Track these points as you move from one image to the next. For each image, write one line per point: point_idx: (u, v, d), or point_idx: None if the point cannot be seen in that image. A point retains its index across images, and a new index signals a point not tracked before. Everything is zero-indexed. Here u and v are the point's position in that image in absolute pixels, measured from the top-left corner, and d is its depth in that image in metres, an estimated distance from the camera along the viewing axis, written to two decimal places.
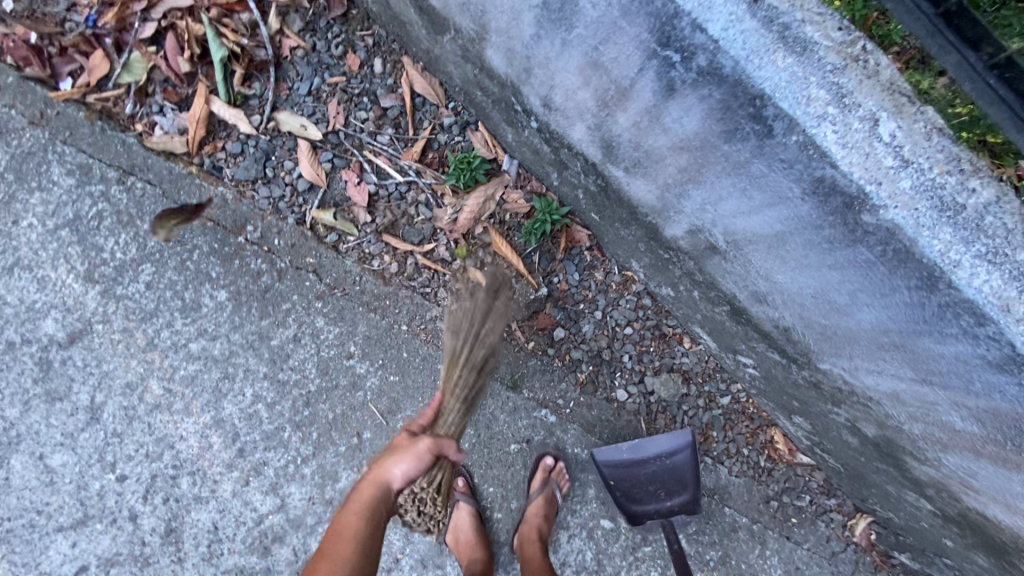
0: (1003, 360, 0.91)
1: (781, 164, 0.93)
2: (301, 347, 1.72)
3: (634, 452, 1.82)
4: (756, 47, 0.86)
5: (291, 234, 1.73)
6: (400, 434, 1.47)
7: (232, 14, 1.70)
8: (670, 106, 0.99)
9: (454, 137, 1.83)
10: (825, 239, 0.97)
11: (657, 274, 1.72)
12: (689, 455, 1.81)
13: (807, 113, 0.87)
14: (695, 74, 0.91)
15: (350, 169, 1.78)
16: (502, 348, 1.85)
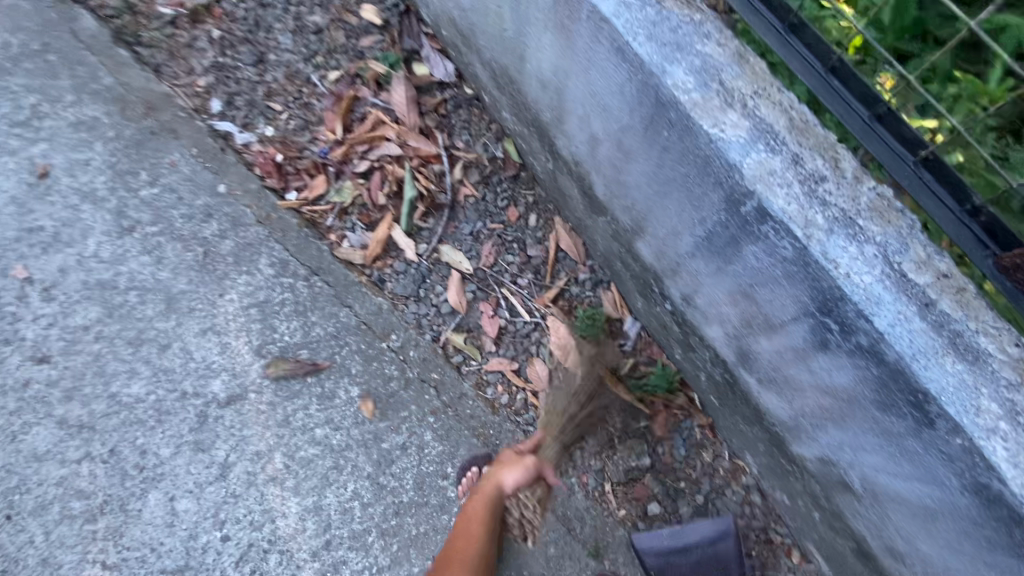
0: None
1: (939, 453, 1.00)
2: (406, 456, 1.83)
3: (676, 540, 1.75)
4: (924, 348, 0.99)
5: (425, 350, 1.92)
6: (510, 450, 1.74)
7: (427, 165, 2.11)
8: (821, 356, 1.12)
9: (585, 291, 1.98)
10: (983, 536, 0.99)
11: (773, 476, 1.63)
12: (733, 544, 1.75)
13: (975, 424, 0.95)
14: (853, 347, 1.05)
15: (488, 302, 1.98)
16: (591, 508, 1.83)
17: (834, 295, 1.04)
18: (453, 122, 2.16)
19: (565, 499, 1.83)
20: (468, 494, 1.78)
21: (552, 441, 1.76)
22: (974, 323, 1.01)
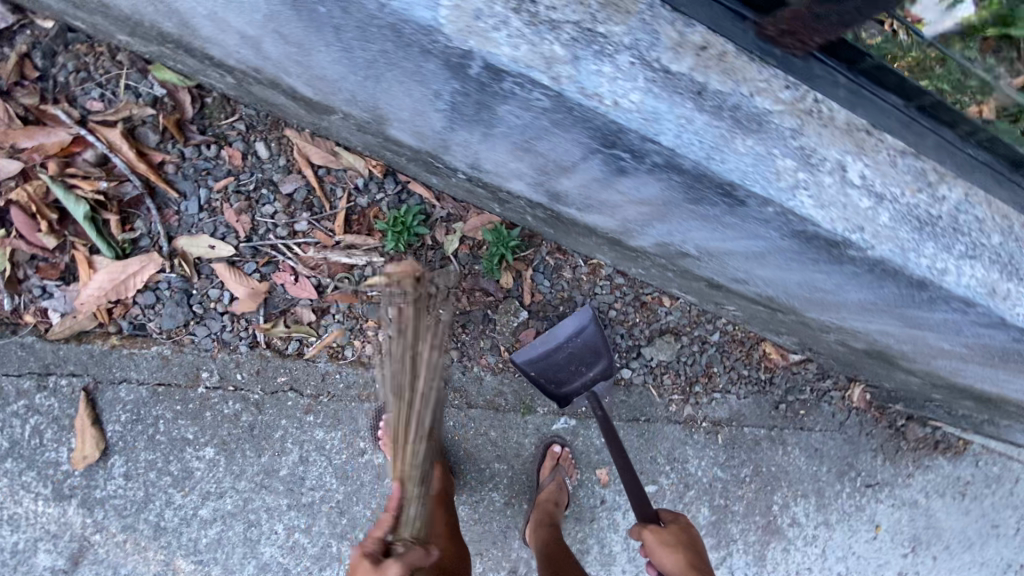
0: (991, 321, 0.97)
1: (757, 219, 0.93)
2: (312, 465, 1.66)
3: (546, 342, 1.78)
4: (710, 144, 0.86)
5: (91, 304, 1.50)
6: (360, 561, 1.13)
7: (74, 159, 1.49)
8: (624, 178, 0.97)
9: (374, 196, 1.67)
10: (810, 260, 0.98)
11: (625, 262, 1.72)
12: (596, 327, 1.79)
13: (782, 193, 0.88)
14: (651, 168, 0.90)
15: (282, 270, 1.63)
16: (503, 379, 1.85)
17: (610, 131, 0.85)
18: (63, 79, 1.50)
19: (478, 387, 1.83)
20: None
21: (412, 502, 1.33)
22: (746, 86, 0.89)
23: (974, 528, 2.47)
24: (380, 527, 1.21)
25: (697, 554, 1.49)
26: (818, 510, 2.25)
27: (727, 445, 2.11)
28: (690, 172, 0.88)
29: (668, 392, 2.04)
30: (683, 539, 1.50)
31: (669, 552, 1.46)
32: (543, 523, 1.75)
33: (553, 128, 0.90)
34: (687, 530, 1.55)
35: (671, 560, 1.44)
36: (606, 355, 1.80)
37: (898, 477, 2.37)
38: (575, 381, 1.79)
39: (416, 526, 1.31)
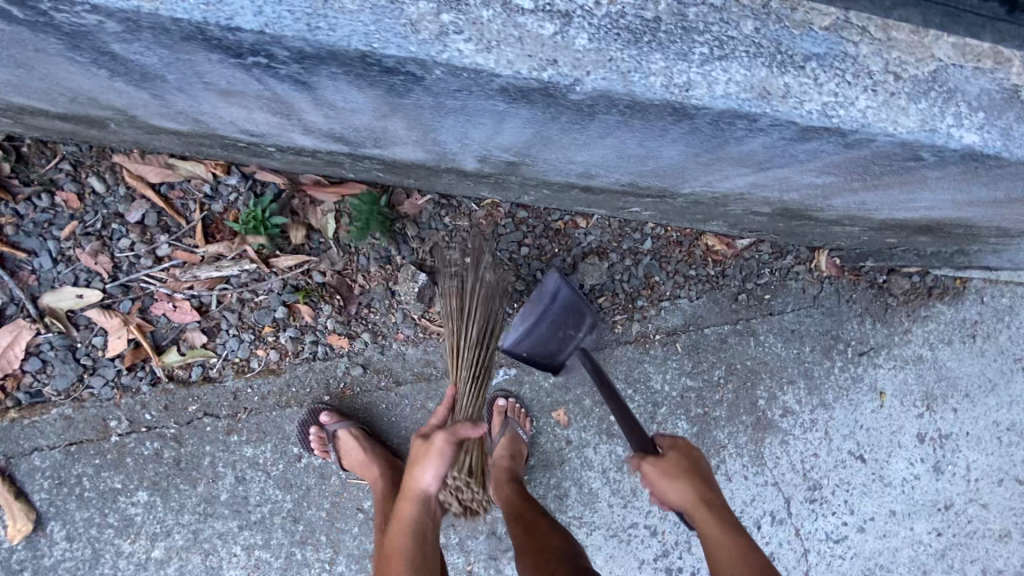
0: (799, 132, 0.83)
1: (458, 92, 0.81)
2: (251, 483, 1.62)
3: (525, 319, 1.61)
4: (306, 7, 0.72)
5: None
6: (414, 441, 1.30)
7: None
8: (325, 92, 0.86)
9: (227, 198, 1.59)
10: (567, 123, 0.86)
11: (505, 193, 1.59)
12: (569, 287, 1.61)
13: (423, 45, 0.74)
14: (297, 62, 0.76)
15: (159, 300, 1.58)
16: (428, 347, 1.74)
17: (256, 41, 0.73)
18: None
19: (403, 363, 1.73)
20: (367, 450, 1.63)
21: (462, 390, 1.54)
22: None
23: (993, 368, 2.29)
24: (436, 416, 1.35)
25: (710, 490, 1.34)
26: (811, 393, 2.11)
27: (690, 351, 1.98)
28: (320, 57, 0.75)
29: (611, 314, 1.91)
30: (688, 467, 1.33)
31: (672, 485, 1.31)
32: (503, 481, 1.68)
33: (225, 62, 0.79)
34: (693, 454, 1.38)
35: (677, 498, 1.31)
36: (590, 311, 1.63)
37: (894, 336, 2.20)
38: (568, 347, 1.64)
39: (470, 410, 1.53)
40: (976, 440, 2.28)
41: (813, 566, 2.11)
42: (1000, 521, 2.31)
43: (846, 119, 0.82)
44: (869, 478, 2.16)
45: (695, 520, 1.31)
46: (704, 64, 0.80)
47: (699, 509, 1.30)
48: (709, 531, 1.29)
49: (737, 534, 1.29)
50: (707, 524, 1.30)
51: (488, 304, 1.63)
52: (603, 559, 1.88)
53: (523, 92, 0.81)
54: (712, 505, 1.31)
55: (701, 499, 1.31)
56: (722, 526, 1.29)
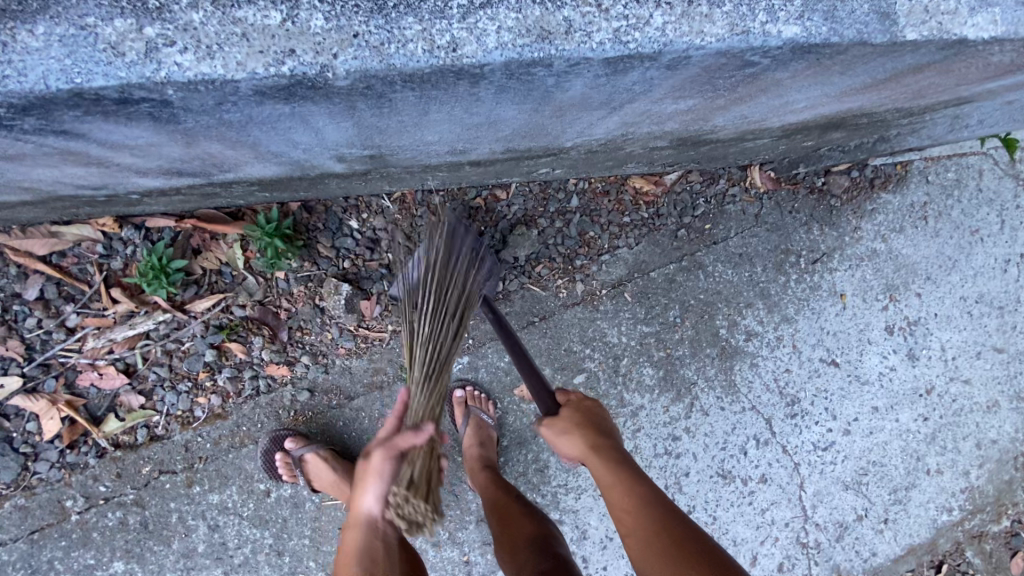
0: (604, 66, 0.86)
1: (217, 104, 0.86)
2: (226, 528, 1.60)
3: (422, 261, 1.69)
4: (28, 61, 0.79)
5: None
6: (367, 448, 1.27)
7: None
8: (106, 128, 0.91)
9: (125, 253, 1.52)
10: (374, 107, 0.92)
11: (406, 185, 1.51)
12: (463, 228, 1.69)
13: (133, 67, 0.80)
14: (43, 108, 0.82)
15: (82, 371, 1.53)
16: (372, 355, 1.71)
17: None
18: None
19: (351, 377, 1.69)
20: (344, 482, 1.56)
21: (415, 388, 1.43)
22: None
23: (951, 246, 2.26)
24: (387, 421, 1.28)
25: (611, 444, 1.31)
26: (771, 311, 2.08)
27: (641, 299, 1.96)
28: (71, 101, 0.82)
29: (552, 280, 1.87)
30: (581, 420, 1.33)
31: (563, 438, 1.32)
32: (476, 470, 1.66)
33: None
34: (591, 410, 1.37)
35: (572, 450, 1.31)
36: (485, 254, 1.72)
37: (844, 237, 2.16)
38: (466, 289, 1.70)
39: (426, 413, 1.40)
40: (946, 320, 2.27)
41: (808, 478, 2.11)
42: (985, 393, 2.31)
43: (644, 42, 0.84)
44: (846, 380, 2.16)
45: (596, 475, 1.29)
46: (467, 17, 0.83)
47: (592, 457, 1.29)
48: (601, 479, 1.27)
49: (629, 474, 1.26)
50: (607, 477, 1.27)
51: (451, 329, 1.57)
52: (598, 519, 1.89)
53: (318, 83, 0.84)
54: (603, 450, 1.29)
55: (594, 449, 1.29)
56: (620, 480, 1.25)
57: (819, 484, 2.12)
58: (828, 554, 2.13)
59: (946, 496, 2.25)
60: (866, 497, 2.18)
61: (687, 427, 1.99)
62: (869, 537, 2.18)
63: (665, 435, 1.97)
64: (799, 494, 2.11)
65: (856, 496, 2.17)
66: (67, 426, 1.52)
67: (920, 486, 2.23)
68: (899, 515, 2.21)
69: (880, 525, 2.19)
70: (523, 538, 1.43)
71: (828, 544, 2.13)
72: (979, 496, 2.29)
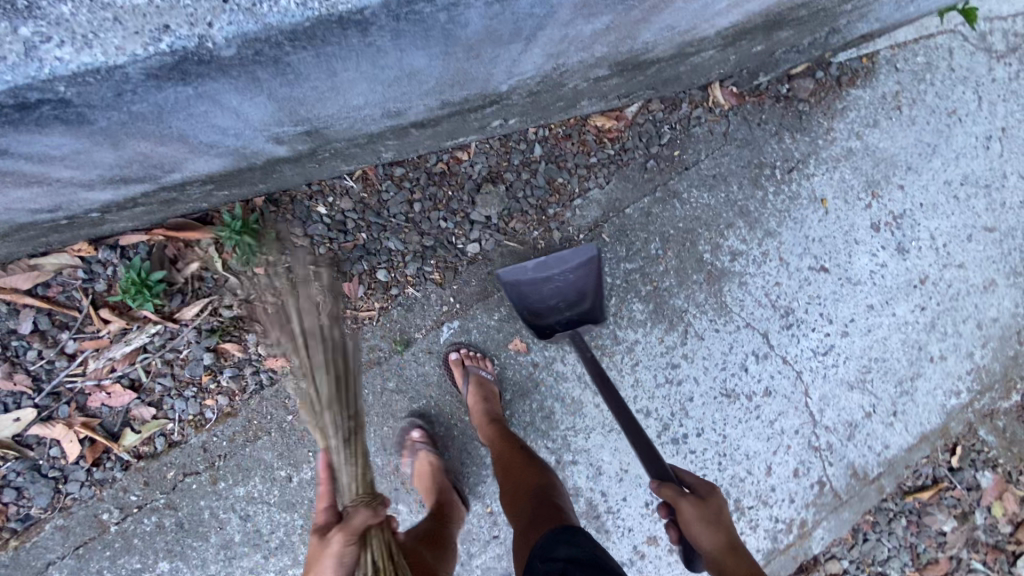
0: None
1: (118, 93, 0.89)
2: (256, 516, 1.69)
3: (542, 268, 1.75)
4: None
5: None
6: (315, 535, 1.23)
7: None
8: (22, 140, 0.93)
9: (105, 274, 1.57)
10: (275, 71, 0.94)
11: (362, 160, 1.51)
12: (596, 269, 1.76)
13: (11, 68, 0.80)
14: None
15: (91, 393, 1.59)
16: (364, 334, 1.75)
17: None
18: None
19: None
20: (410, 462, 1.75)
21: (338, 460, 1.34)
22: None
23: (928, 132, 2.23)
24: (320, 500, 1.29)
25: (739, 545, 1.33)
26: (753, 228, 2.08)
27: (620, 237, 1.96)
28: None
29: (528, 233, 1.87)
30: (723, 518, 1.33)
31: (706, 528, 1.30)
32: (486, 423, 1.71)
33: None
34: (725, 508, 1.37)
35: (715, 544, 1.29)
36: (588, 299, 1.79)
37: (818, 140, 2.13)
38: (556, 316, 1.77)
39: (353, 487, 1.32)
40: (932, 208, 2.26)
41: (812, 384, 2.15)
42: (981, 274, 2.30)
43: None
44: (839, 284, 2.16)
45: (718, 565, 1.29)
46: None
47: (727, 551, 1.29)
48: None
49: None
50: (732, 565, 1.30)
51: (308, 316, 1.41)
52: (610, 454, 1.96)
53: (203, 55, 0.86)
54: (735, 552, 1.31)
55: (730, 547, 1.30)
56: None
57: (823, 388, 2.16)
58: (842, 454, 2.18)
59: (952, 380, 2.28)
60: (873, 393, 2.21)
61: (684, 353, 2.02)
62: (879, 431, 2.22)
63: (664, 365, 2.01)
64: (805, 400, 2.14)
65: (862, 394, 2.20)
66: (89, 446, 1.60)
67: (925, 374, 2.26)
68: (908, 406, 2.25)
69: (889, 419, 2.23)
70: (526, 489, 1.53)
71: (840, 444, 2.17)
72: (986, 375, 2.32)
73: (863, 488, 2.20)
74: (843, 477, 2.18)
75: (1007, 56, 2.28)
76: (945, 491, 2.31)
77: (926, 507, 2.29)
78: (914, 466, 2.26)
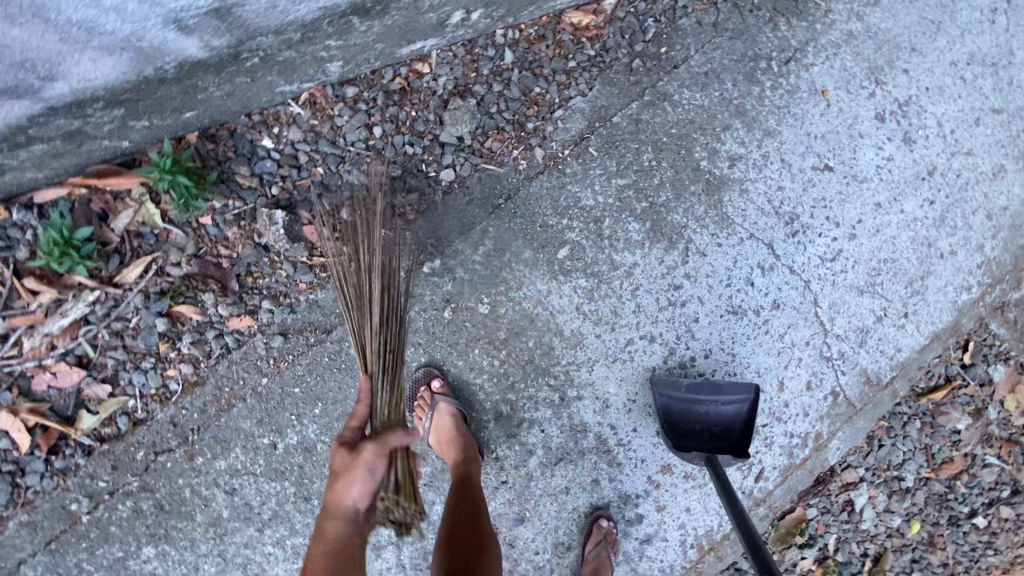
0: None
1: None
2: (243, 488, 1.55)
3: (694, 392, 1.77)
4: None
5: None
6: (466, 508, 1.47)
7: None
8: None
9: (26, 240, 1.40)
10: None
11: (303, 71, 1.29)
12: (744, 405, 1.75)
13: None
14: None
15: (34, 375, 1.43)
16: (336, 281, 1.57)
17: None
18: None
19: (320, 309, 1.57)
20: (429, 415, 1.62)
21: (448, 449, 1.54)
22: None
23: (931, 8, 2.05)
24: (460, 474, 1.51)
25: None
26: (751, 128, 1.90)
27: (608, 150, 1.77)
28: None
29: (507, 153, 1.67)
30: None
31: None
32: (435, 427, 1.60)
33: None
34: None
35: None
36: (737, 436, 1.76)
37: (816, 25, 1.93)
38: (695, 441, 1.76)
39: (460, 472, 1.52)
40: (939, 92, 2.09)
41: (821, 292, 2.03)
42: (990, 160, 2.17)
43: None
44: (844, 183, 2.01)
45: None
46: None
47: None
48: None
49: None
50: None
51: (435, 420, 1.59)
52: (617, 386, 1.85)
53: None
54: None
55: None
56: None
57: (833, 295, 2.04)
58: (854, 362, 2.09)
59: (963, 275, 2.18)
60: (884, 296, 2.10)
61: (686, 272, 1.88)
62: (891, 335, 2.13)
63: (666, 286, 1.87)
64: (815, 310, 2.03)
65: (873, 298, 2.09)
66: (43, 434, 1.44)
67: (936, 272, 2.15)
68: (920, 306, 2.15)
69: (901, 321, 2.13)
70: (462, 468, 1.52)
71: (852, 351, 2.08)
72: (997, 267, 2.22)
73: (878, 394, 2.13)
74: (856, 385, 2.10)
75: None
76: (959, 389, 2.25)
77: (939, 407, 2.24)
78: (927, 367, 2.19)
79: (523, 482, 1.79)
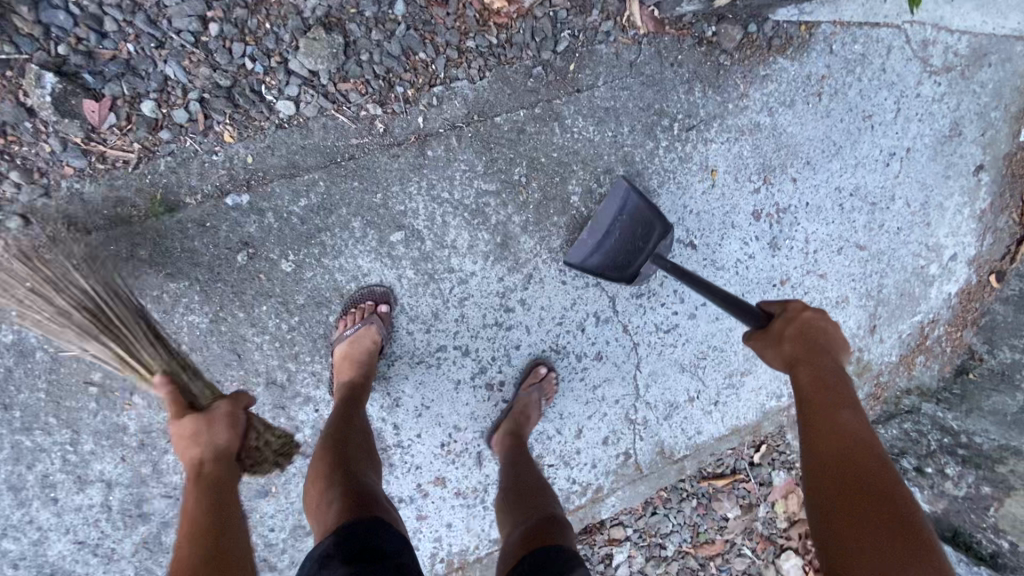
0: None
1: None
2: None
3: (596, 231, 1.74)
4: None
5: None
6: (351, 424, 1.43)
7: None
8: None
9: None
10: None
11: None
12: (637, 194, 1.70)
13: None
14: None
15: None
16: (110, 180, 1.39)
17: None
18: None
19: (82, 205, 1.39)
20: (355, 327, 1.56)
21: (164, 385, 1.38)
22: None
23: (839, 130, 2.07)
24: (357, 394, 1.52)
25: (835, 373, 1.25)
26: (633, 181, 1.85)
27: (479, 148, 1.65)
28: None
29: (363, 109, 1.51)
30: (802, 329, 1.26)
31: (774, 350, 1.27)
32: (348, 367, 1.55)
33: None
34: (813, 317, 1.28)
35: (803, 372, 1.25)
36: (657, 220, 1.70)
37: (729, 104, 1.91)
38: (640, 258, 1.71)
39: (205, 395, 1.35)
40: (817, 211, 2.13)
41: (645, 358, 2.05)
42: (838, 288, 2.23)
43: None
44: (702, 264, 2.03)
45: (891, 481, 1.12)
46: None
47: (835, 434, 1.18)
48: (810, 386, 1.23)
49: (846, 409, 1.20)
50: (843, 468, 1.13)
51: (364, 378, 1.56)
52: (412, 387, 1.80)
53: None
54: (820, 378, 1.23)
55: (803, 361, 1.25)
56: (825, 403, 1.21)
57: (655, 365, 2.07)
58: (654, 431, 2.14)
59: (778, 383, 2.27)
60: (701, 380, 2.15)
61: (521, 298, 1.80)
62: (696, 417, 2.19)
63: (496, 306, 1.78)
64: (634, 372, 2.06)
65: (691, 378, 2.14)
66: None
67: (755, 372, 2.22)
68: (731, 399, 2.22)
69: (710, 407, 2.19)
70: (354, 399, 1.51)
71: (655, 422, 2.13)
72: None
73: (666, 466, 2.20)
74: (649, 453, 2.16)
75: (940, 73, 2.12)
76: (739, 482, 2.31)
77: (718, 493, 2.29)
78: (718, 455, 2.27)
79: (277, 457, 1.62)
